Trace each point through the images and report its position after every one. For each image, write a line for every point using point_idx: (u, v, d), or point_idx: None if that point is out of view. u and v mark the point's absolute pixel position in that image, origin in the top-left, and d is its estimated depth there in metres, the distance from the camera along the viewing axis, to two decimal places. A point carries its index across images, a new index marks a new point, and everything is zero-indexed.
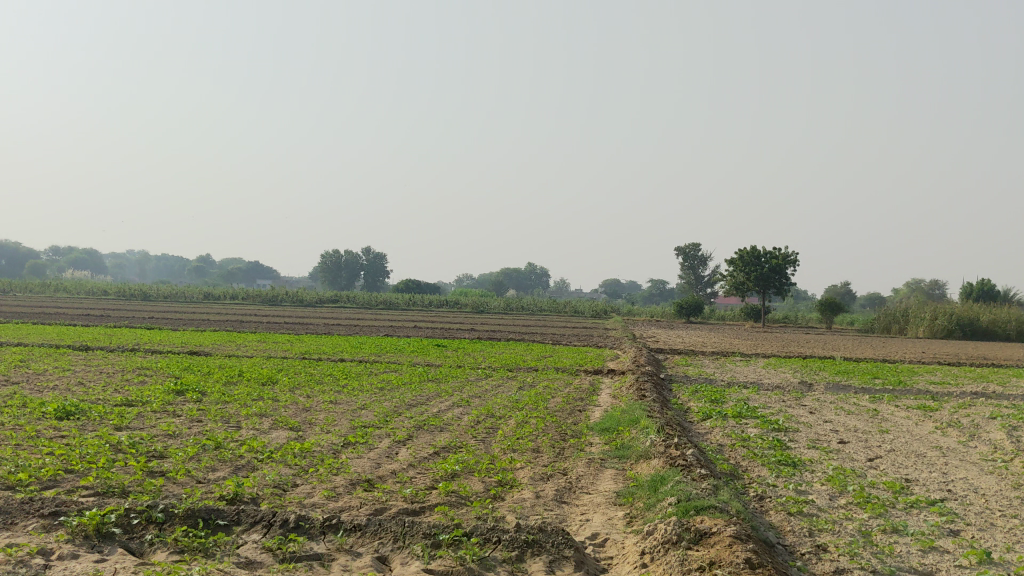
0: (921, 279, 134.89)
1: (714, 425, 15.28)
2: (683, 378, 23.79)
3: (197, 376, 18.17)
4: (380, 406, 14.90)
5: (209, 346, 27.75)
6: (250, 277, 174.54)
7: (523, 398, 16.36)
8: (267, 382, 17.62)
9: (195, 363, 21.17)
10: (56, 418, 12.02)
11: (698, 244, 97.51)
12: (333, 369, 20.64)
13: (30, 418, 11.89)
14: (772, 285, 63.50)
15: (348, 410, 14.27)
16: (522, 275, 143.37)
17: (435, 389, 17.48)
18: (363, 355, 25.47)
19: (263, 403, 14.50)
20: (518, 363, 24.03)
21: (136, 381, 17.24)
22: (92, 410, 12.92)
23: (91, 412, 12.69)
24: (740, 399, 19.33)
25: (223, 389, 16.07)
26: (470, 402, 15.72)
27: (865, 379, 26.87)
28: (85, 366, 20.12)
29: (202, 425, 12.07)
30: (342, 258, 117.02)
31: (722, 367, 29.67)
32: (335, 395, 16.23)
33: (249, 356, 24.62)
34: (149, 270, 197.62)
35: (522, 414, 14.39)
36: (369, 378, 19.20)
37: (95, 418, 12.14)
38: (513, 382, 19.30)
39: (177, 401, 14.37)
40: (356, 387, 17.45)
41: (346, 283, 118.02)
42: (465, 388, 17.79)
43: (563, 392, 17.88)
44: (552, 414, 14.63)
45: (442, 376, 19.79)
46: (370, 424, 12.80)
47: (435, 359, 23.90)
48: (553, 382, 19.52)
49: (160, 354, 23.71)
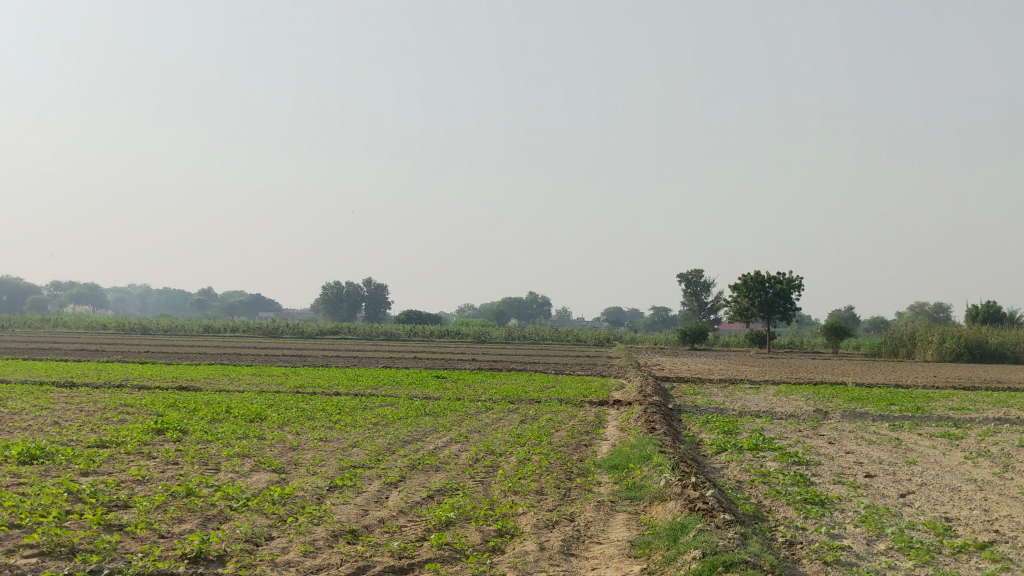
0: (925, 303, 134.39)
1: (729, 458, 14.32)
2: (692, 409, 22.79)
3: (181, 413, 17.15)
4: (373, 443, 13.96)
5: (199, 381, 26.77)
6: (252, 310, 173.72)
7: (525, 432, 15.40)
8: (254, 419, 16.64)
9: (182, 398, 20.13)
10: (18, 462, 11.08)
11: (700, 270, 96.64)
12: (325, 404, 19.66)
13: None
14: (777, 310, 62.54)
15: (337, 448, 13.29)
16: (523, 304, 142.41)
17: (433, 424, 16.52)
18: (359, 388, 24.43)
19: (247, 442, 13.53)
20: (520, 395, 23.04)
21: (116, 419, 16.27)
22: (60, 453, 11.95)
23: (57, 455, 11.72)
24: (754, 430, 18.35)
25: (206, 427, 15.10)
26: (469, 438, 14.71)
27: (881, 406, 25.83)
28: (65, 404, 19.12)
29: (175, 469, 11.11)
30: (343, 289, 116.22)
31: (731, 395, 28.62)
32: (326, 431, 15.27)
33: (239, 390, 23.56)
34: (150, 304, 196.89)
35: (524, 450, 13.42)
36: (363, 413, 18.20)
37: (60, 462, 11.18)
38: (515, 415, 18.32)
39: (155, 441, 13.41)
40: (350, 423, 16.48)
41: (347, 315, 117.17)
42: (464, 422, 16.78)
43: (568, 425, 16.85)
44: (556, 450, 13.66)
45: (440, 410, 18.82)
46: (361, 464, 11.82)
47: (434, 392, 22.89)
48: (558, 415, 18.52)
49: (147, 389, 22.72)
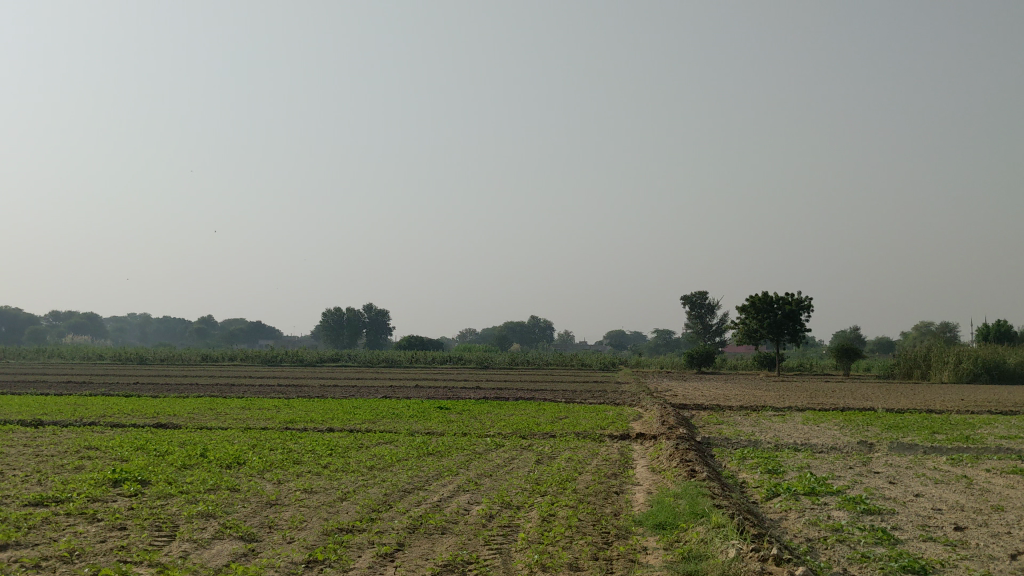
0: (932, 324, 132.55)
1: (788, 508, 12.12)
2: (722, 442, 20.58)
3: (148, 458, 14.89)
4: (367, 494, 11.76)
5: (180, 416, 24.47)
6: (253, 339, 171.45)
7: (545, 477, 13.20)
8: (232, 465, 14.39)
9: (154, 440, 17.83)
10: None
11: (704, 292, 94.38)
12: (314, 443, 17.40)
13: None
14: (786, 332, 60.30)
15: (323, 503, 11.08)
16: (526, 328, 140.62)
17: (437, 467, 14.31)
18: (355, 422, 22.11)
19: (216, 497, 11.32)
20: (533, 428, 20.79)
21: (71, 466, 13.97)
22: None
23: None
24: (801, 469, 16.15)
25: (172, 476, 12.86)
26: (479, 486, 12.52)
27: (924, 435, 23.60)
28: (22, 446, 16.81)
29: (118, 540, 8.89)
30: (344, 316, 114.02)
31: (758, 425, 26.36)
32: (314, 480, 13.08)
33: (223, 427, 21.29)
34: (150, 335, 194.73)
35: (546, 501, 11.26)
36: (359, 454, 15.95)
37: None
38: (529, 455, 16.09)
39: (107, 496, 11.18)
40: (342, 467, 14.26)
41: (348, 342, 114.74)
42: (472, 465, 14.58)
43: (591, 467, 14.64)
44: (584, 500, 11.48)
45: (444, 449, 16.59)
46: (350, 527, 9.65)
47: (437, 426, 20.69)
48: (578, 454, 16.31)
49: (121, 428, 20.43)
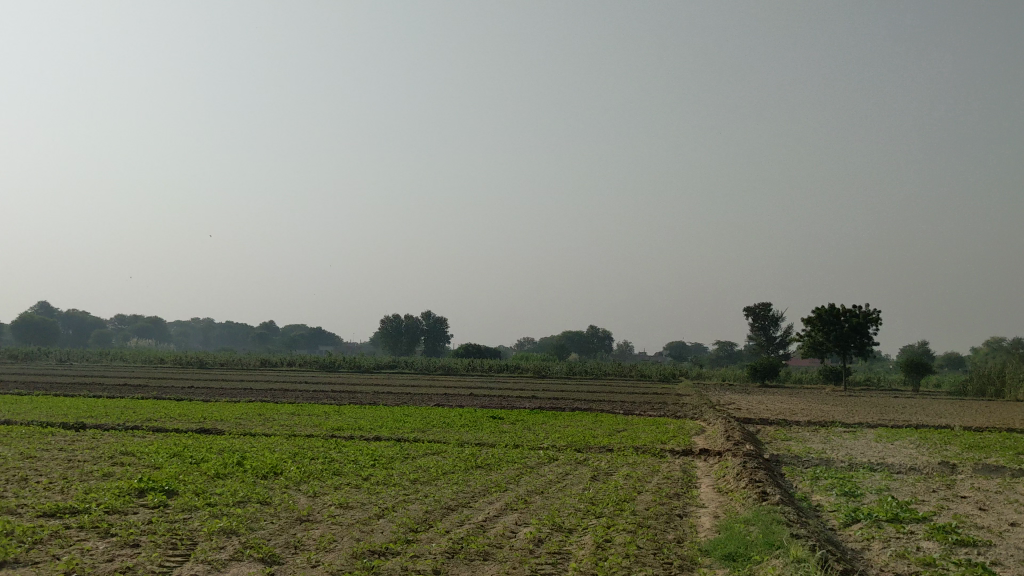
0: (1004, 339, 128.21)
1: (870, 538, 10.86)
2: (792, 460, 19.30)
3: (181, 466, 14.12)
4: (406, 511, 10.77)
5: (226, 422, 23.87)
6: (313, 345, 172.45)
7: (600, 496, 12.11)
8: (268, 475, 13.59)
9: (193, 446, 17.15)
10: None
11: (767, 303, 92.21)
12: (359, 453, 16.55)
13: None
14: (852, 345, 58.21)
15: (357, 521, 10.11)
16: (585, 338, 139.15)
17: (483, 482, 13.29)
18: (403, 432, 21.21)
19: (243, 512, 10.45)
20: (589, 442, 19.70)
21: (100, 473, 13.26)
22: None
23: None
24: (881, 492, 14.82)
25: (201, 487, 12.04)
26: (529, 505, 11.48)
27: (1009, 457, 21.97)
28: (56, 450, 16.22)
29: (126, 559, 8.03)
30: (403, 323, 113.85)
31: (828, 442, 24.93)
32: (351, 493, 12.14)
33: (267, 435, 20.56)
34: (214, 340, 197.28)
35: (601, 526, 10.17)
36: (403, 466, 15.04)
37: None
38: (584, 471, 15.04)
39: (127, 509, 10.37)
40: (383, 480, 13.36)
41: (406, 349, 114.44)
42: (522, 481, 13.55)
43: (652, 486, 13.52)
44: (642, 524, 10.38)
45: (493, 462, 15.58)
46: (382, 550, 8.69)
47: (488, 437, 19.74)
48: (637, 470, 15.19)
49: (163, 434, 19.82)
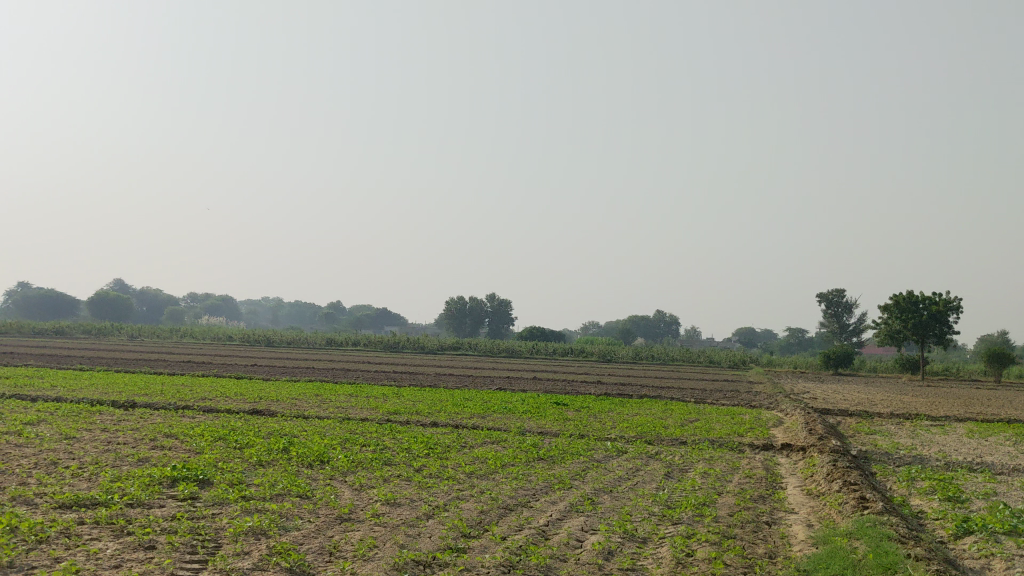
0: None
1: (991, 559, 9.35)
2: (882, 458, 17.68)
3: (222, 453, 13.13)
4: (459, 511, 9.56)
5: (281, 404, 23.00)
6: (379, 325, 173.18)
7: (676, 499, 10.79)
8: (314, 464, 12.53)
9: (240, 430, 16.20)
10: None
11: (841, 290, 89.17)
12: (413, 440, 15.45)
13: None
14: (932, 335, 55.59)
15: (404, 522, 8.92)
16: (651, 323, 136.97)
17: (546, 477, 12.05)
18: (462, 417, 20.06)
19: (278, 508, 9.37)
20: (659, 433, 18.31)
21: (135, 459, 12.35)
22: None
23: None
24: (991, 498, 13.20)
25: (239, 477, 11.03)
26: (596, 507, 10.19)
27: None
28: (97, 431, 15.37)
29: (133, 565, 6.97)
30: (467, 305, 113.16)
31: (918, 437, 23.11)
32: (401, 488, 11.00)
33: (320, 418, 19.58)
34: (283, 318, 199.51)
35: (677, 536, 8.85)
36: (460, 456, 13.87)
37: None
38: (657, 467, 13.72)
39: (151, 502, 9.35)
40: (437, 473, 12.19)
41: (470, 331, 113.91)
42: (588, 477, 12.26)
43: (733, 487, 12.12)
44: (725, 536, 9.03)
45: (556, 455, 14.32)
46: (429, 562, 7.54)
47: (552, 426, 18.52)
48: (715, 467, 13.78)
49: (213, 415, 18.98)
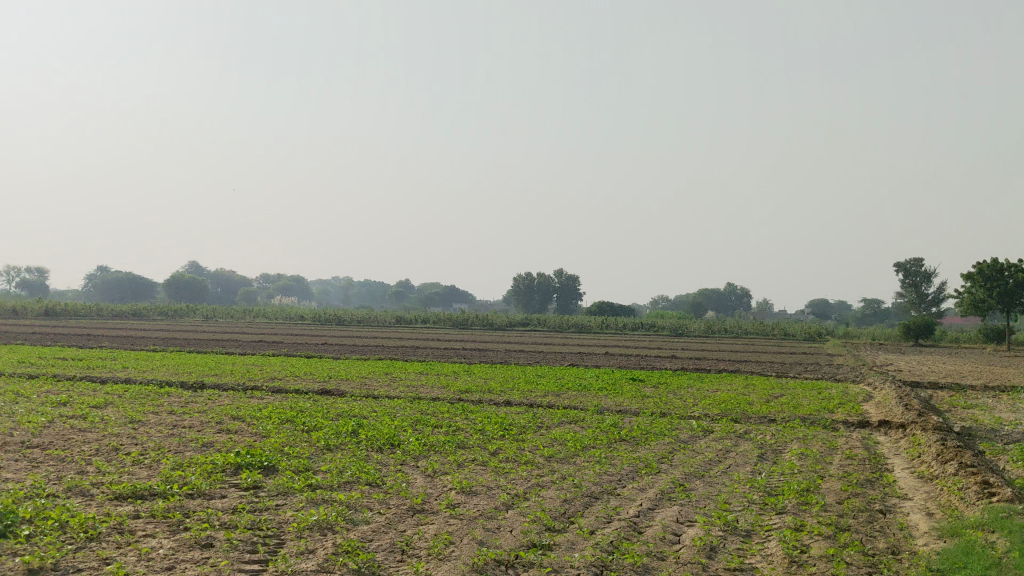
0: None
1: None
2: (987, 435, 16.40)
3: (289, 436, 12.55)
4: (540, 501, 8.76)
5: (350, 382, 22.58)
6: (448, 302, 173.41)
7: (777, 485, 9.85)
8: (385, 449, 11.86)
9: (308, 411, 15.63)
10: None
11: (920, 259, 86.16)
12: (487, 421, 14.69)
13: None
14: (1019, 303, 53.11)
15: (481, 515, 8.13)
16: (721, 296, 134.58)
17: (630, 461, 11.18)
18: (536, 396, 19.27)
19: (346, 498, 8.69)
20: (745, 410, 17.30)
21: (199, 444, 11.82)
22: (34, 519, 7.37)
23: (23, 523, 7.14)
24: None
25: (305, 463, 10.39)
26: (690, 496, 9.29)
27: None
28: (164, 414, 14.98)
29: (188, 567, 6.33)
30: (535, 281, 112.35)
31: (1020, 412, 21.68)
32: (476, 474, 10.22)
33: (390, 397, 19.00)
34: (353, 297, 201.14)
35: (783, 529, 7.94)
36: (537, 438, 13.08)
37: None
38: (748, 447, 12.76)
39: (210, 493, 8.74)
40: (514, 457, 11.41)
41: (539, 307, 113.24)
42: (675, 461, 11.35)
43: (835, 470, 11.10)
44: (838, 529, 8.07)
45: (639, 435, 13.44)
46: (512, 561, 6.77)
47: (630, 403, 17.64)
48: (812, 448, 12.74)
49: (283, 396, 18.53)
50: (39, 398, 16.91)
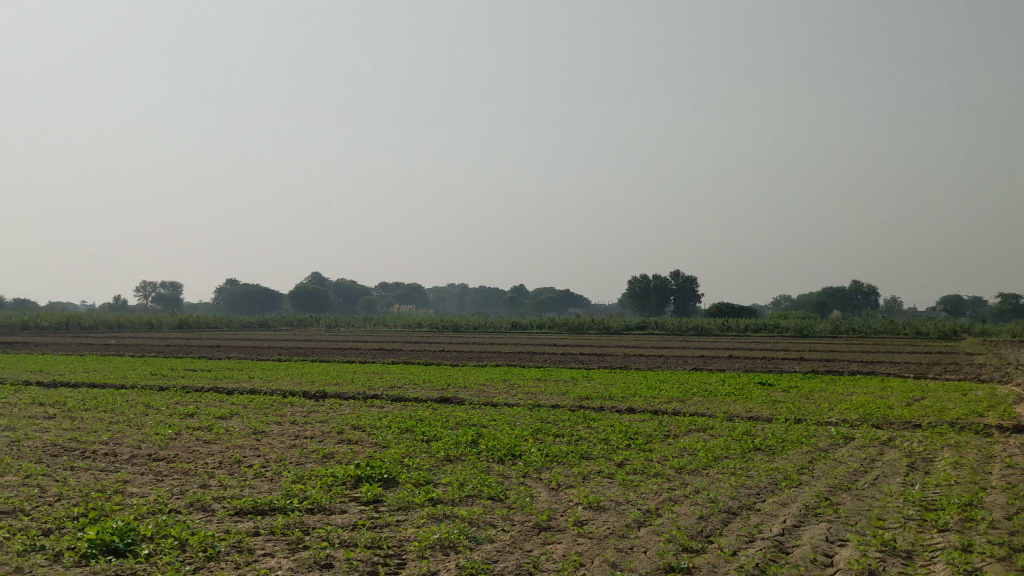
0: None
1: None
2: None
3: (408, 447, 12.26)
4: (675, 517, 8.18)
5: (469, 390, 22.33)
6: (564, 306, 172.92)
7: (935, 498, 9.00)
8: (507, 460, 11.43)
9: (429, 420, 15.36)
10: (66, 565, 6.44)
11: None
12: (612, 429, 14.12)
13: (1, 564, 6.43)
14: None
15: (612, 533, 7.60)
16: (846, 295, 130.09)
17: (768, 473, 10.46)
18: (660, 402, 18.60)
19: (469, 514, 8.29)
20: (886, 415, 16.23)
21: (320, 455, 11.64)
22: (155, 536, 7.20)
23: (142, 542, 6.96)
24: None
25: (426, 476, 10.06)
26: (838, 511, 8.55)
27: None
28: (286, 424, 14.95)
29: None
30: (651, 283, 110.85)
31: None
32: (604, 487, 9.69)
33: (510, 405, 18.60)
34: (470, 303, 202.71)
35: (949, 549, 7.14)
36: (664, 448, 12.45)
37: (120, 564, 6.43)
38: (895, 456, 11.83)
39: (329, 508, 8.47)
40: (642, 468, 10.82)
41: (656, 309, 111.65)
42: (817, 472, 10.56)
43: (997, 481, 10.12)
44: (1013, 549, 7.21)
45: (774, 444, 12.66)
46: None
47: (760, 409, 16.79)
48: (967, 457, 11.72)
49: (403, 404, 18.35)
50: (168, 410, 17.12)
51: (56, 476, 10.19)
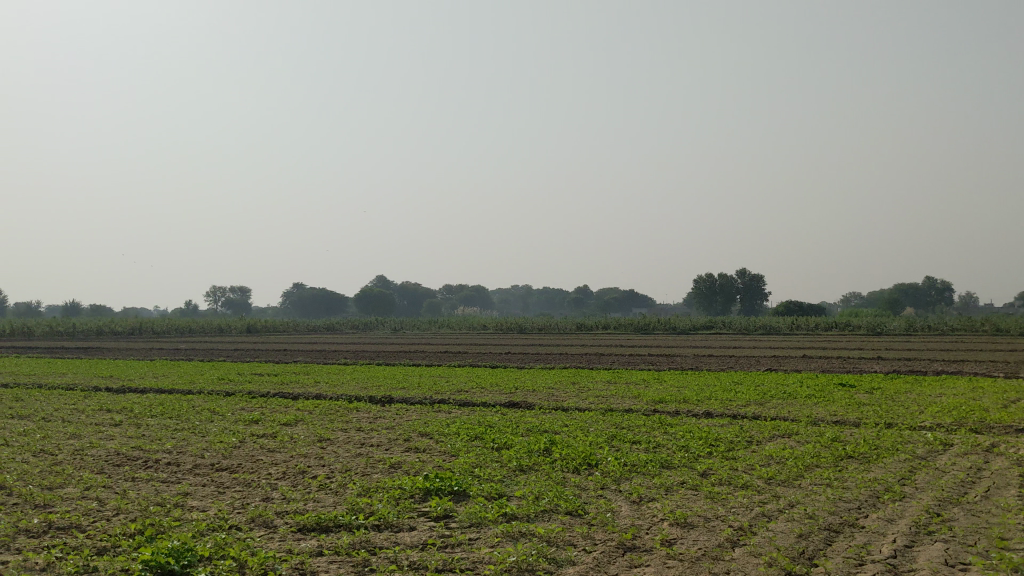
0: None
1: None
2: None
3: (478, 456, 11.70)
4: (773, 536, 7.47)
5: (537, 394, 21.76)
6: (628, 306, 171.46)
7: None
8: (583, 470, 10.78)
9: (497, 426, 14.84)
10: None
11: None
12: (690, 435, 13.40)
13: None
14: None
15: (707, 554, 6.92)
16: (919, 291, 126.60)
17: (867, 484, 9.67)
18: (737, 405, 17.78)
19: (546, 531, 7.68)
20: (984, 419, 15.21)
21: (388, 465, 11.15)
22: (210, 558, 6.72)
23: (195, 564, 6.49)
24: None
25: (499, 488, 9.48)
26: (951, 528, 7.74)
27: None
28: (353, 431, 14.54)
29: None
30: (716, 282, 109.25)
31: None
32: (690, 500, 9.01)
33: (579, 409, 17.98)
34: (534, 305, 202.42)
35: None
36: (748, 456, 11.71)
37: None
38: (1004, 465, 10.91)
39: (396, 525, 7.93)
40: (728, 479, 10.10)
41: (721, 309, 109.97)
42: (921, 483, 9.71)
43: None
44: None
45: (867, 451, 11.83)
46: None
47: (845, 412, 15.91)
48: None
49: (470, 409, 17.83)
50: (233, 416, 16.85)
51: (117, 488, 9.85)
